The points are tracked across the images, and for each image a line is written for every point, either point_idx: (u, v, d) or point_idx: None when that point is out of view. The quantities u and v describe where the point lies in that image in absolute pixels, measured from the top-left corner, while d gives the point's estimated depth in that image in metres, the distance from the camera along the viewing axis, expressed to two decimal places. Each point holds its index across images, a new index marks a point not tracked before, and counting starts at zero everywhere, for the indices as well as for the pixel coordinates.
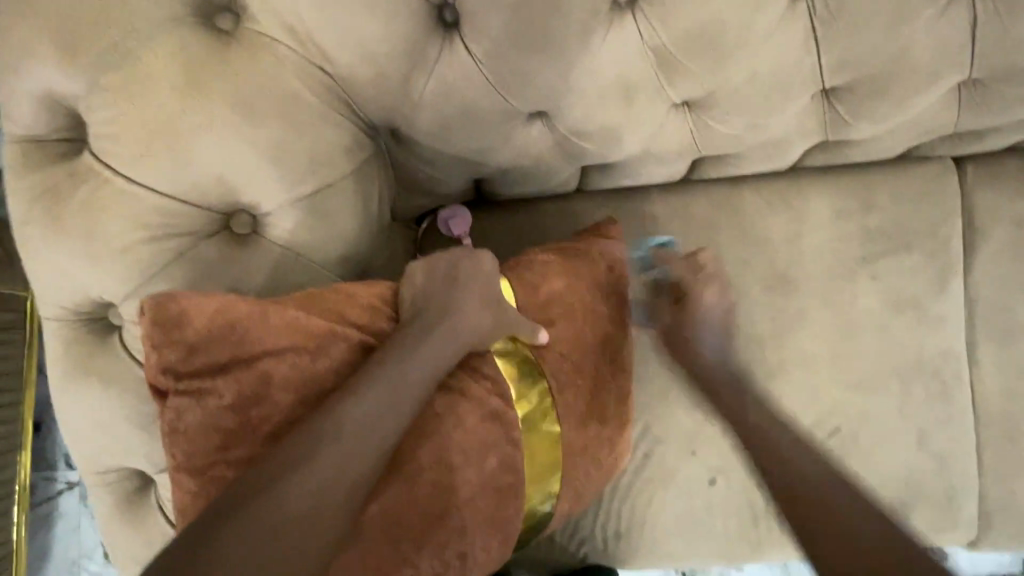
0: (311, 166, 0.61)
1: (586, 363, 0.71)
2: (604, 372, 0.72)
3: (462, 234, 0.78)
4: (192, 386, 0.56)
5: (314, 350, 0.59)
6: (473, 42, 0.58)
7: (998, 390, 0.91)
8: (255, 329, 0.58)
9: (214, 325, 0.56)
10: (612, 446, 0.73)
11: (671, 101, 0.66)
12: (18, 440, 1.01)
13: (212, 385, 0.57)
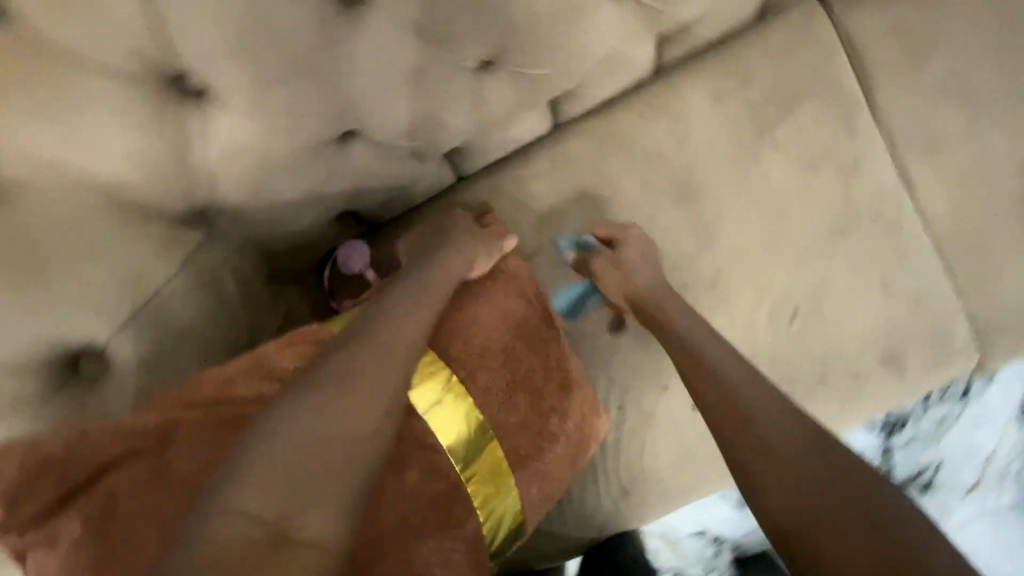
0: (134, 282, 0.62)
1: (496, 344, 0.71)
2: (523, 348, 0.72)
3: (363, 268, 0.78)
4: (35, 539, 0.54)
5: (158, 446, 0.58)
6: (227, 98, 0.56)
7: (943, 205, 0.86)
8: (107, 435, 0.57)
9: (30, 468, 0.55)
10: (561, 416, 0.72)
11: (473, 65, 0.63)
12: None
13: (54, 530, 0.54)
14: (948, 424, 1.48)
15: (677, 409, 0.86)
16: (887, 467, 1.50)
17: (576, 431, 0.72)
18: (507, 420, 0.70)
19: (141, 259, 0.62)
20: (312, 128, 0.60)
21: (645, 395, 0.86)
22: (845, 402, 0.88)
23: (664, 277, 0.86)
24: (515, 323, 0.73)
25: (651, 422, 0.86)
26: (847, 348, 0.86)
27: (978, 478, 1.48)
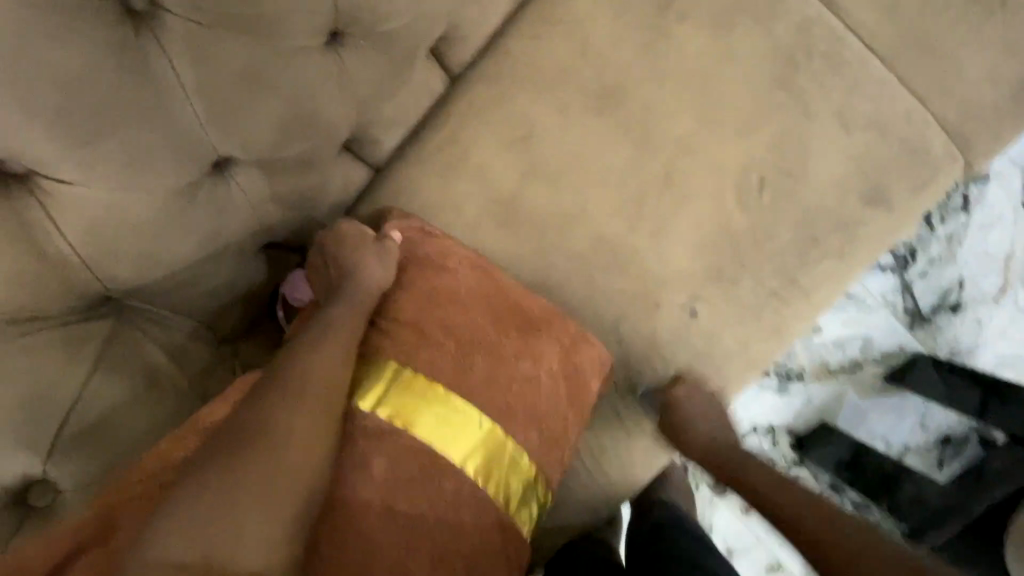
0: (48, 398, 0.54)
1: (440, 319, 0.70)
2: (470, 314, 0.71)
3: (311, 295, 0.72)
4: None
5: (105, 535, 0.52)
6: (59, 170, 0.49)
7: (874, 16, 0.79)
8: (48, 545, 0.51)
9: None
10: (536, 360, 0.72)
11: (318, 41, 0.57)
12: None
13: None
14: (958, 239, 1.44)
15: (677, 323, 0.81)
16: (914, 301, 1.46)
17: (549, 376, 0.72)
18: (482, 385, 0.69)
19: (39, 375, 0.54)
20: (170, 170, 0.54)
21: (639, 322, 0.81)
22: (844, 255, 0.82)
23: (616, 197, 0.80)
24: (454, 294, 0.71)
25: (656, 346, 0.81)
26: (826, 199, 0.80)
27: (1003, 281, 1.44)
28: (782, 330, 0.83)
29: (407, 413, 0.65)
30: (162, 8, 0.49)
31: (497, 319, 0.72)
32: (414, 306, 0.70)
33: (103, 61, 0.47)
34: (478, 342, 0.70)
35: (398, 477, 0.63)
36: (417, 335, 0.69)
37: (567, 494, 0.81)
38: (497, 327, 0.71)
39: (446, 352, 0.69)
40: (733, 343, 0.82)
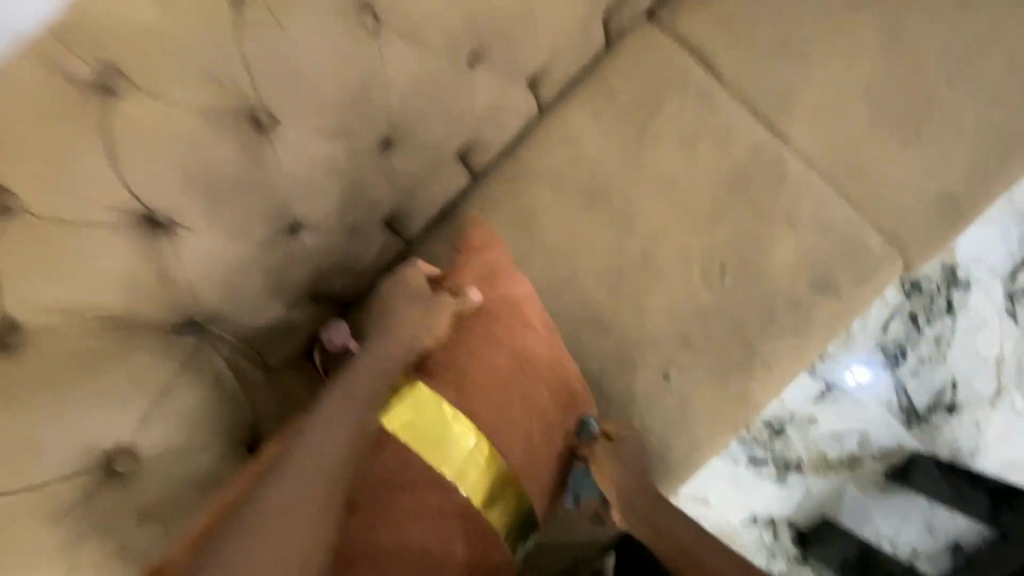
0: (141, 385, 0.67)
1: (492, 348, 0.81)
2: (517, 355, 0.81)
3: (346, 341, 0.87)
4: None
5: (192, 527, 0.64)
6: (191, 220, 0.68)
7: (815, 142, 0.98)
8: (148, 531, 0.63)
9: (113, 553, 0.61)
10: (553, 400, 0.83)
11: (377, 141, 0.79)
12: None
13: None
14: (946, 340, 1.51)
15: (651, 383, 0.93)
16: (908, 399, 1.51)
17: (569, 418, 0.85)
18: (516, 423, 0.79)
19: (137, 372, 0.67)
20: (260, 225, 0.74)
21: (618, 379, 0.94)
22: (800, 331, 0.94)
23: (600, 271, 0.97)
24: (511, 321, 0.83)
25: (632, 403, 0.93)
26: (781, 282, 0.95)
27: (997, 384, 1.49)
28: (748, 396, 0.94)
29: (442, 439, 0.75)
30: (278, 119, 0.70)
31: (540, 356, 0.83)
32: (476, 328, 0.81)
33: (233, 150, 0.68)
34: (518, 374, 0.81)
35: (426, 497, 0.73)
36: (471, 355, 0.80)
37: None
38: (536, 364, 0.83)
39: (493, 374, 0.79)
40: (702, 404, 0.93)
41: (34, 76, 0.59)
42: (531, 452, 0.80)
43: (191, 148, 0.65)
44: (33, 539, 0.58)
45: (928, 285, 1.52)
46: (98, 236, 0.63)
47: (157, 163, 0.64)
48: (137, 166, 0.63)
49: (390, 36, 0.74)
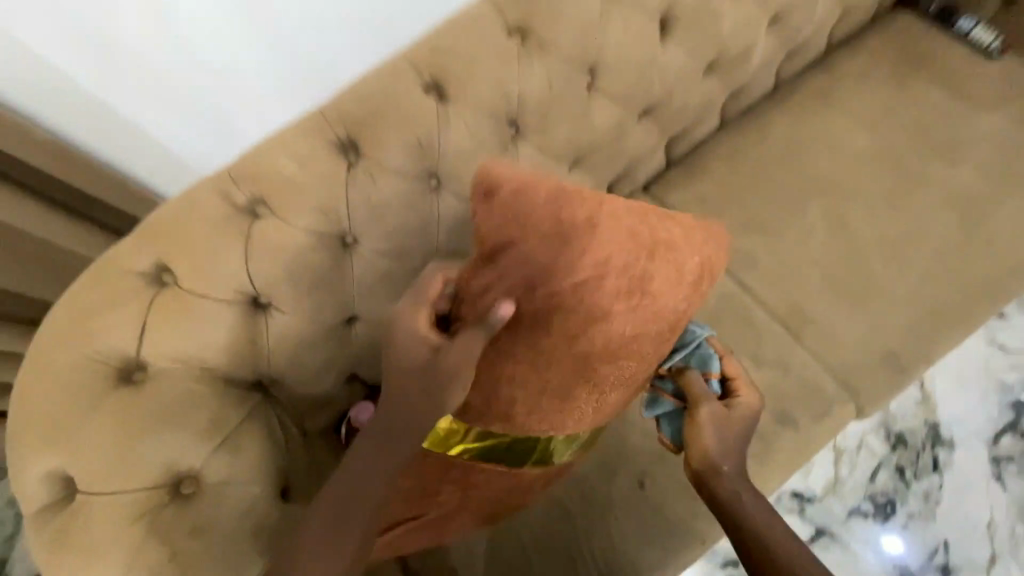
0: (217, 424, 0.85)
1: (567, 315, 0.77)
2: (581, 327, 0.78)
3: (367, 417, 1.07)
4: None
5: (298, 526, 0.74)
6: (282, 305, 0.91)
7: (777, 298, 1.19)
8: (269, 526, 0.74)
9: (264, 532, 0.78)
10: (631, 358, 0.82)
11: (421, 267, 1.02)
12: None
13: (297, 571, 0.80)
14: (934, 498, 1.56)
15: (627, 488, 1.07)
16: (899, 556, 1.52)
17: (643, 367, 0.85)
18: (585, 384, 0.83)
19: (217, 413, 0.86)
20: (329, 316, 0.96)
21: (600, 480, 1.08)
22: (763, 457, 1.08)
23: None
24: (572, 305, 0.77)
25: (610, 504, 1.07)
26: None
27: (990, 550, 1.51)
28: (714, 511, 1.07)
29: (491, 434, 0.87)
30: (356, 238, 0.94)
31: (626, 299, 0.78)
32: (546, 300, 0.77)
33: (321, 257, 0.91)
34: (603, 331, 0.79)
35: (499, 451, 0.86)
36: (536, 333, 0.78)
37: None
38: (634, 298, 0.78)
39: (571, 340, 0.78)
40: (672, 513, 1.06)
41: (208, 202, 0.88)
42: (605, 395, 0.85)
43: (296, 255, 0.90)
44: (128, 528, 0.78)
45: (912, 441, 1.61)
46: (218, 310, 0.87)
47: (272, 262, 0.89)
48: (257, 264, 0.88)
49: (441, 193, 0.97)
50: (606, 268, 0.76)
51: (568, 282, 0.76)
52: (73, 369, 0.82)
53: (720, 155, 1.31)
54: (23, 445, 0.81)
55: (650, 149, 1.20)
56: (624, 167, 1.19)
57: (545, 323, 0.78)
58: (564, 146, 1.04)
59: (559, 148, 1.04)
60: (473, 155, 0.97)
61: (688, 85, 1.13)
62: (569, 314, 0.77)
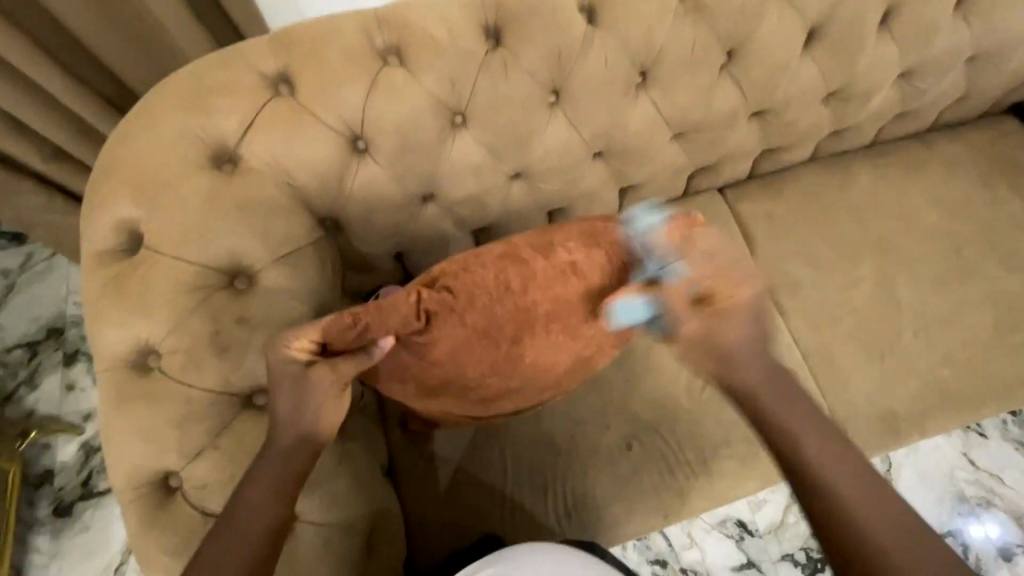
0: (286, 237, 0.89)
1: (471, 286, 0.84)
2: (505, 288, 0.84)
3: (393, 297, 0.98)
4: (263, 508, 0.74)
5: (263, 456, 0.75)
6: (378, 155, 0.94)
7: (806, 330, 1.24)
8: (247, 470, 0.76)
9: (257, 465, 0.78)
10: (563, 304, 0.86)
11: (507, 174, 1.04)
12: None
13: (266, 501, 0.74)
14: None
15: (614, 446, 1.12)
16: None
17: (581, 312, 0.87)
18: (527, 332, 0.86)
19: (289, 229, 0.89)
20: (412, 185, 0.98)
21: (591, 430, 1.12)
22: (744, 461, 1.14)
23: None
24: (478, 283, 0.84)
25: (593, 452, 1.12)
26: (745, 419, 1.16)
27: None
28: (685, 492, 1.12)
29: (441, 365, 0.85)
30: (466, 122, 0.97)
31: (533, 302, 0.85)
32: (455, 315, 0.83)
33: (430, 124, 0.94)
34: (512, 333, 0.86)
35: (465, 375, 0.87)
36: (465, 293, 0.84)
37: (489, 516, 1.07)
38: (544, 308, 0.86)
39: (451, 353, 0.84)
40: (647, 483, 1.12)
41: (348, 33, 0.90)
42: (546, 335, 0.87)
43: (411, 113, 0.92)
44: (182, 295, 0.81)
45: None
46: (323, 135, 0.90)
47: (387, 109, 0.91)
48: (374, 107, 0.90)
49: (556, 112, 1.00)
50: (514, 283, 0.84)
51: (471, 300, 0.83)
52: (175, 136, 0.85)
53: (797, 185, 1.35)
54: (106, 188, 0.83)
55: (744, 152, 1.23)
56: (716, 159, 1.22)
57: (455, 336, 0.83)
58: (675, 114, 1.08)
59: (672, 114, 1.07)
60: (599, 86, 0.99)
61: (806, 102, 1.16)
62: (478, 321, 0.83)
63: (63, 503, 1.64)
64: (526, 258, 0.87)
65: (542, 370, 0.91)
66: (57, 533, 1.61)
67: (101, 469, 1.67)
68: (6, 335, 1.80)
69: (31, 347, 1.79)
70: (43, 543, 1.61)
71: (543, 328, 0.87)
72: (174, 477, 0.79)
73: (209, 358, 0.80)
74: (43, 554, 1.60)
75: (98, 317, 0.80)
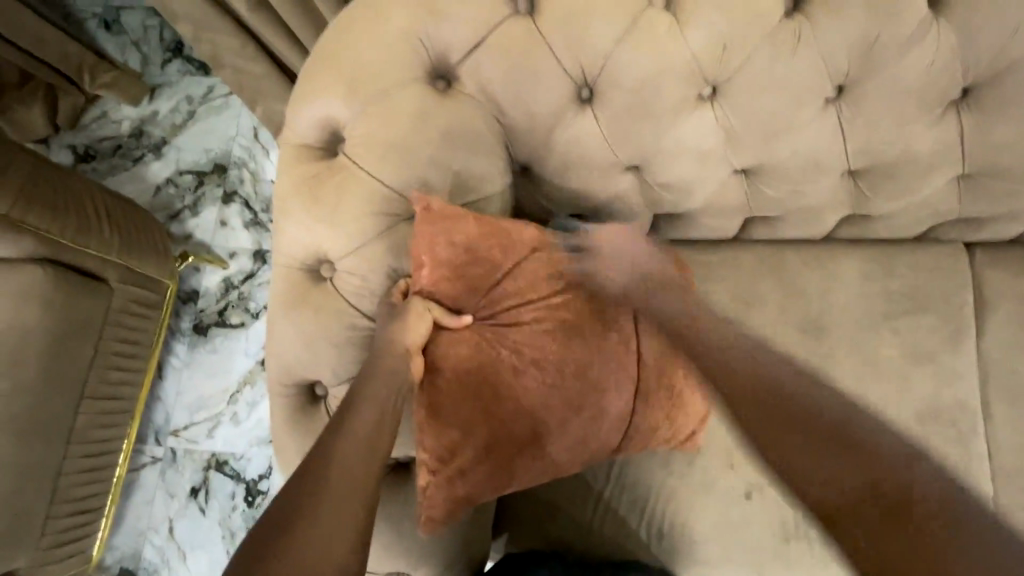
0: (478, 179, 0.80)
1: (603, 280, 0.82)
2: (622, 305, 0.83)
3: None
4: (443, 474, 0.75)
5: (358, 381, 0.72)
6: (601, 111, 0.80)
7: (1011, 444, 1.02)
8: (357, 416, 0.69)
9: (425, 428, 0.73)
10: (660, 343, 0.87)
11: (732, 167, 0.87)
12: (143, 365, 1.55)
13: (436, 449, 0.74)
14: None
15: (733, 488, 1.02)
16: None
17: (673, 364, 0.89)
18: (618, 343, 0.82)
19: (485, 172, 0.80)
20: (625, 152, 0.84)
21: (712, 464, 1.02)
22: None
23: None
24: (611, 286, 0.82)
25: (708, 486, 1.02)
26: None
27: None
28: (791, 562, 1.01)
29: (524, 344, 0.77)
30: (716, 98, 0.80)
31: (598, 337, 0.80)
32: (572, 295, 0.79)
33: (676, 90, 0.78)
34: (559, 347, 0.78)
35: (541, 360, 0.77)
36: (598, 282, 0.81)
37: (581, 515, 1.02)
38: (599, 348, 0.80)
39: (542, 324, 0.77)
40: (755, 537, 1.01)
41: None
42: (634, 358, 0.83)
43: (659, 71, 0.77)
44: (368, 216, 0.77)
45: None
46: (552, 74, 0.78)
47: (635, 61, 0.76)
48: (622, 54, 0.76)
49: (828, 110, 0.81)
50: (613, 315, 0.81)
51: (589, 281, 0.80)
52: (398, 40, 0.77)
53: None
54: (318, 80, 0.78)
55: None
56: (992, 213, 0.96)
57: (531, 280, 0.78)
58: (975, 147, 0.83)
59: (974, 146, 0.83)
60: (903, 91, 0.78)
61: None
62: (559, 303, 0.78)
63: (202, 323, 1.85)
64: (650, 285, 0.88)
65: (609, 403, 0.82)
66: (192, 346, 1.83)
67: (235, 305, 1.85)
68: (180, 157, 1.94)
69: (199, 176, 1.93)
70: (181, 350, 1.83)
71: (584, 360, 0.79)
72: (324, 390, 0.81)
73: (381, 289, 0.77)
74: (180, 359, 1.83)
75: (287, 213, 0.79)
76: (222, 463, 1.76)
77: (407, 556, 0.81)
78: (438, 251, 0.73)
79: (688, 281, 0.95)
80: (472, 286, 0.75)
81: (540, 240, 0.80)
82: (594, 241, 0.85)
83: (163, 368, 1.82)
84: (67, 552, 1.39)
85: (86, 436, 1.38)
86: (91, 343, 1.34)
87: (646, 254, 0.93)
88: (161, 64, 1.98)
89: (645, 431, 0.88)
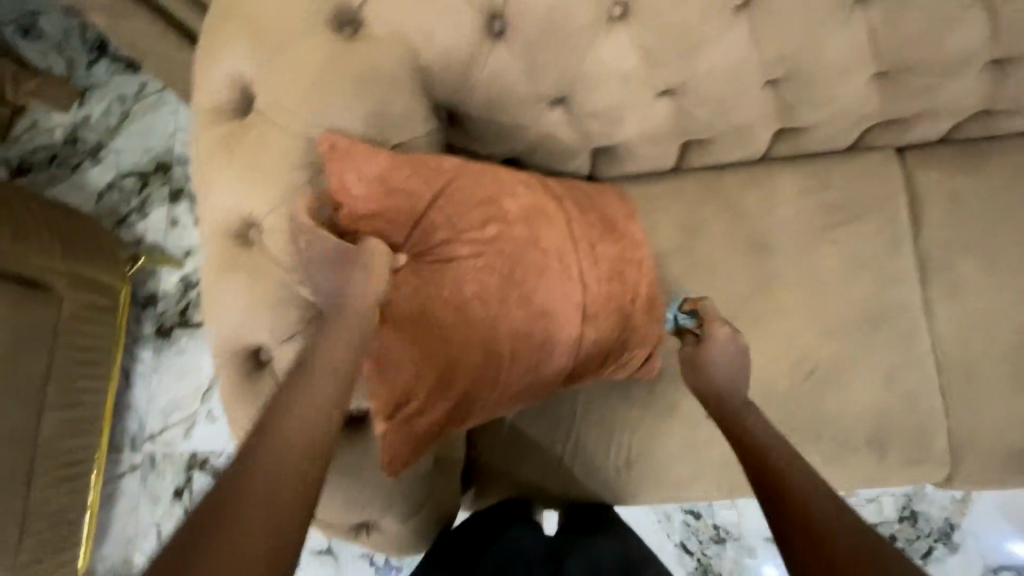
0: (398, 124, 0.79)
1: (538, 210, 0.82)
2: (559, 232, 0.83)
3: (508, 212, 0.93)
4: (402, 415, 0.76)
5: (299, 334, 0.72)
6: (513, 42, 0.79)
7: (953, 335, 1.05)
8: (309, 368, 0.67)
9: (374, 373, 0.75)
10: (605, 269, 0.88)
11: (656, 89, 0.87)
12: (105, 371, 1.52)
13: (390, 392, 0.75)
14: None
15: (694, 411, 1.04)
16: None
17: (622, 289, 0.90)
18: (558, 271, 0.82)
19: (405, 116, 0.79)
20: (546, 84, 0.84)
21: (672, 390, 1.04)
22: (833, 459, 1.04)
23: (719, 306, 1.06)
24: (546, 214, 0.83)
25: (671, 412, 1.04)
26: (845, 416, 1.04)
27: None
28: None
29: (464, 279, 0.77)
30: (627, 18, 0.80)
31: (538, 266, 0.81)
32: (505, 225, 0.79)
33: (586, 12, 0.78)
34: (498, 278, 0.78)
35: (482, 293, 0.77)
36: (532, 211, 0.81)
37: (548, 455, 1.04)
38: (539, 276, 0.81)
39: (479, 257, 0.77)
40: (719, 455, 1.04)
41: None
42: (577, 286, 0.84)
43: None
44: (288, 171, 0.75)
45: (923, 525, 1.43)
46: (459, 8, 0.76)
47: None
48: None
49: (739, 19, 0.81)
50: (549, 242, 0.82)
51: (521, 212, 0.81)
52: None
53: (1003, 161, 1.08)
54: (221, 38, 0.76)
55: (955, 107, 0.98)
56: (915, 113, 0.98)
57: (463, 213, 0.78)
58: (884, 43, 0.85)
59: (885, 43, 0.85)
60: None
61: None
62: (493, 236, 0.78)
63: (164, 325, 1.81)
64: (588, 215, 0.89)
65: (557, 332, 0.83)
66: (158, 350, 1.80)
67: (197, 303, 1.82)
68: (120, 159, 1.88)
69: (142, 177, 1.87)
70: (146, 355, 1.80)
71: (526, 290, 0.80)
72: (268, 355, 0.81)
73: (311, 245, 0.76)
74: (146, 365, 1.80)
75: (206, 179, 0.77)
76: (204, 462, 1.75)
77: (372, 506, 0.82)
78: (361, 192, 0.73)
79: (629, 210, 0.96)
80: (400, 223, 0.76)
81: (469, 174, 0.79)
82: (525, 173, 0.85)
83: (129, 375, 1.79)
84: (49, 564, 1.38)
85: (53, 447, 1.36)
86: (43, 352, 1.31)
87: (581, 186, 0.93)
88: (87, 66, 1.90)
89: (598, 356, 0.89)
